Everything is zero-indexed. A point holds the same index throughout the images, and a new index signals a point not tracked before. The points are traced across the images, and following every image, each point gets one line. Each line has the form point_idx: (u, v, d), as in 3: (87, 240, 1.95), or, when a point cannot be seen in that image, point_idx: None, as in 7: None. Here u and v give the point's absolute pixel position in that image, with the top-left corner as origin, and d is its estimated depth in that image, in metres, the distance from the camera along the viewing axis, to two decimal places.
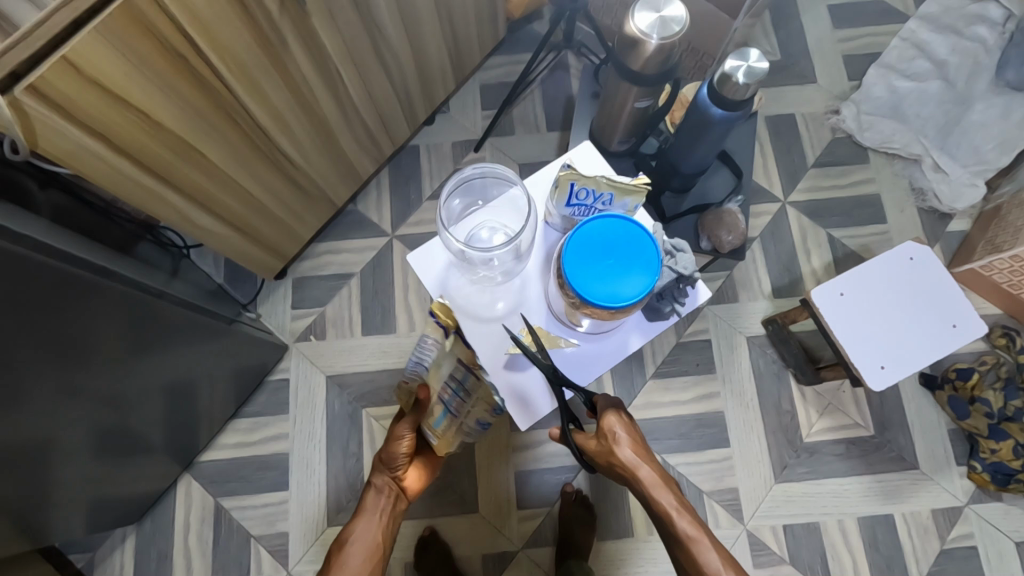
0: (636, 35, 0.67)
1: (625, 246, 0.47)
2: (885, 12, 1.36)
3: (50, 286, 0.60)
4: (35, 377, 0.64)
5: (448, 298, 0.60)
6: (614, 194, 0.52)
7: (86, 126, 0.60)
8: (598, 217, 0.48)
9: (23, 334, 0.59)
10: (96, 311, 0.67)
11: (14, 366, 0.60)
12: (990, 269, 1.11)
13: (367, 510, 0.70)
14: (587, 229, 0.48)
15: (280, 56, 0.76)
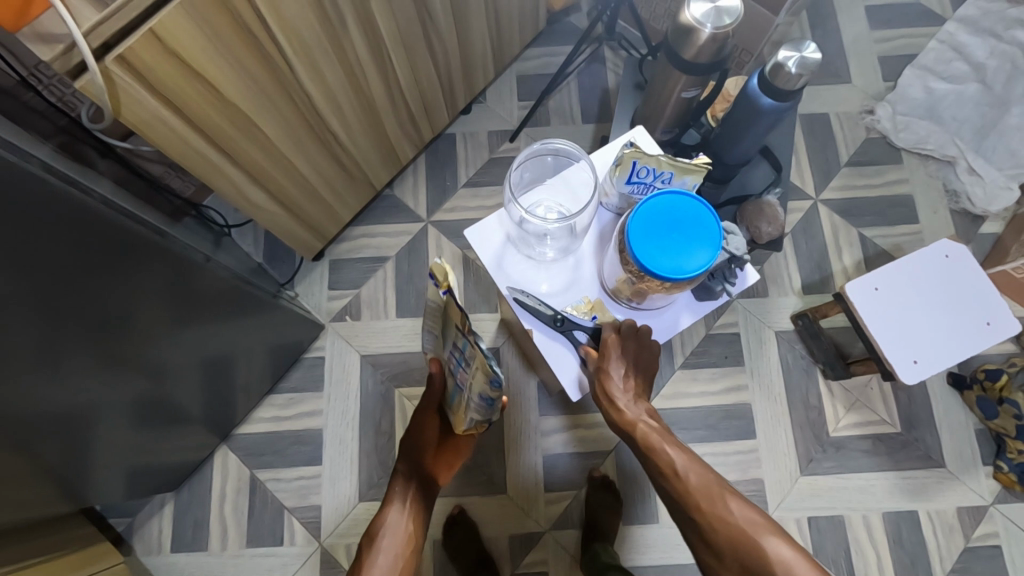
0: (690, 23, 0.68)
1: (690, 221, 0.49)
2: (923, 13, 1.36)
3: (117, 252, 0.62)
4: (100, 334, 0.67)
5: (504, 276, 0.62)
6: (674, 173, 0.54)
7: (161, 97, 0.63)
8: (662, 193, 0.51)
9: (89, 296, 0.61)
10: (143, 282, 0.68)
11: (81, 325, 0.63)
12: (1023, 271, 1.11)
13: (394, 499, 0.71)
14: (652, 204, 0.50)
15: (339, 37, 0.78)
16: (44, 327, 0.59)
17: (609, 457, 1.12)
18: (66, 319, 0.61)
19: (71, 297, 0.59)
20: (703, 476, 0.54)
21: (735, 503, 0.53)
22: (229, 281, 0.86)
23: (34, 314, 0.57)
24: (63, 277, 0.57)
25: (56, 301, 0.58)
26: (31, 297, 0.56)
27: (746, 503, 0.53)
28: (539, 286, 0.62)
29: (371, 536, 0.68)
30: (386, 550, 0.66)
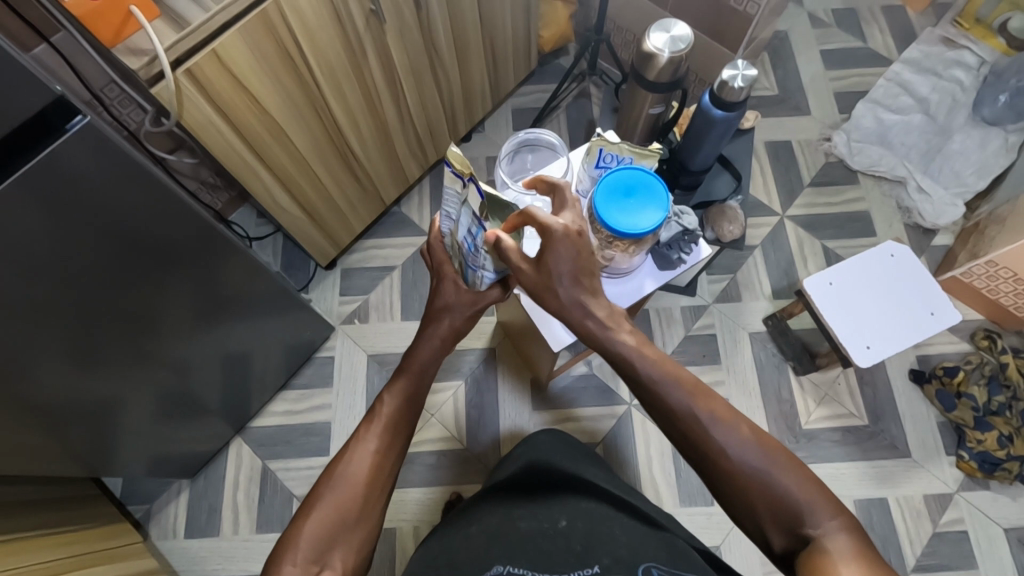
0: (652, 50, 0.83)
1: (642, 190, 0.62)
2: (872, 56, 1.54)
3: (159, 246, 0.73)
4: (150, 301, 0.77)
5: None
6: (631, 159, 0.67)
7: (215, 104, 0.76)
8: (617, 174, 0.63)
9: (137, 273, 0.72)
10: (176, 275, 0.78)
11: (130, 297, 0.73)
12: (969, 276, 1.23)
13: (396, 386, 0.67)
14: (609, 183, 0.62)
15: (360, 64, 0.93)
16: (110, 289, 0.70)
17: (598, 447, 1.19)
18: (126, 282, 0.71)
19: (132, 260, 0.70)
20: (652, 360, 0.61)
21: (680, 381, 0.60)
22: (256, 285, 0.97)
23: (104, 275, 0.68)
24: (131, 241, 0.68)
25: (121, 262, 0.69)
26: (103, 257, 0.66)
27: (688, 377, 0.60)
28: None
29: (363, 423, 0.64)
30: (372, 442, 0.63)
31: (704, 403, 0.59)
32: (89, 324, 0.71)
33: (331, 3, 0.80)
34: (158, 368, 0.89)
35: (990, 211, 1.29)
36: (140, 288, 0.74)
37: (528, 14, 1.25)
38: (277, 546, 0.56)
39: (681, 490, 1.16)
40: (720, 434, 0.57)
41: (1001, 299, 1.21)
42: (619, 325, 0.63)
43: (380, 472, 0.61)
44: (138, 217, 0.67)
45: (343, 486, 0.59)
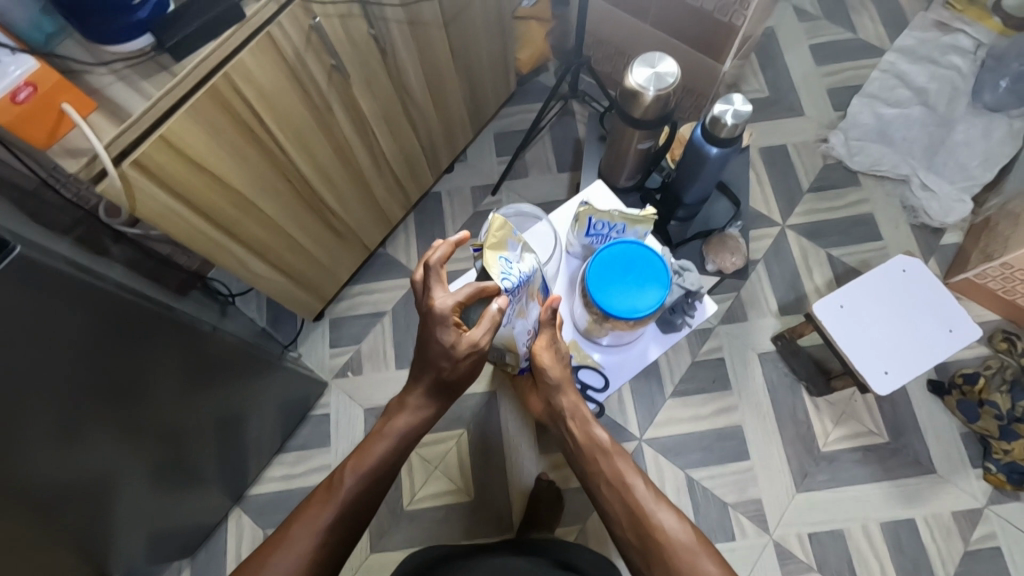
0: (635, 87, 0.77)
1: (641, 266, 0.57)
2: (864, 47, 1.47)
3: (131, 323, 0.67)
4: (145, 380, 0.73)
5: None
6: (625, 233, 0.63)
7: (171, 190, 0.70)
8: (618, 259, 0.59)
9: (108, 355, 0.65)
10: (153, 349, 0.72)
11: (108, 376, 0.66)
12: (983, 277, 1.18)
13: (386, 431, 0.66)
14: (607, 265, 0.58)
15: (327, 120, 0.87)
16: (99, 385, 0.66)
17: None
18: (102, 365, 0.65)
19: (104, 342, 0.64)
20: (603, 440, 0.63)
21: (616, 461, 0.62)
22: (234, 343, 0.92)
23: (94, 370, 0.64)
24: (103, 316, 0.62)
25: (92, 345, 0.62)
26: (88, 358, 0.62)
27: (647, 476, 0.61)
28: None
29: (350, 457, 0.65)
30: (319, 520, 0.61)
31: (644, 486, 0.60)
32: (77, 429, 0.66)
33: (288, 66, 0.74)
34: (166, 440, 0.86)
35: (999, 205, 1.23)
36: (130, 373, 0.70)
37: (503, 38, 1.19)
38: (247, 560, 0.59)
39: (701, 526, 1.12)
40: (666, 523, 0.58)
41: (1018, 300, 1.16)
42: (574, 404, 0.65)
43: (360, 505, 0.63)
44: (102, 296, 0.61)
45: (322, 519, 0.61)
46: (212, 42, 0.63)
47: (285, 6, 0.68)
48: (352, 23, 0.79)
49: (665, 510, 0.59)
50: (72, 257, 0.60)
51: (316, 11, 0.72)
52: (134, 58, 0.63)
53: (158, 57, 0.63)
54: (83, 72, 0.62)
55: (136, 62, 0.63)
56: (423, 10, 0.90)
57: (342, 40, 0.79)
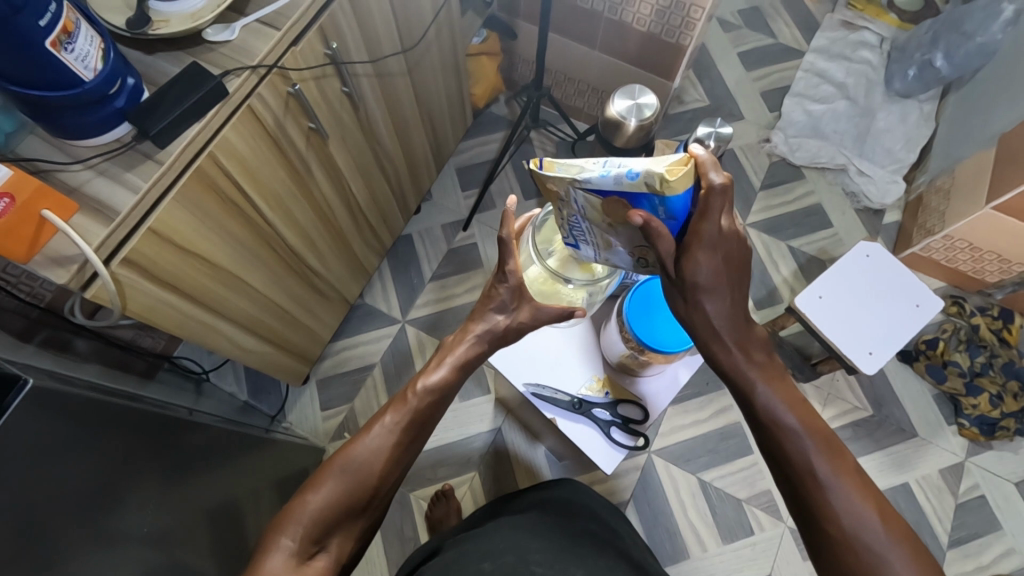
0: (617, 118, 0.80)
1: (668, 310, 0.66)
2: (785, 50, 1.58)
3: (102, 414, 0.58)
4: (139, 465, 0.62)
5: (530, 384, 0.76)
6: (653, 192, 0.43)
7: (161, 282, 0.65)
8: (681, 190, 0.42)
9: (87, 448, 0.54)
10: (136, 433, 0.63)
11: (105, 458, 0.56)
12: (928, 250, 1.29)
13: (434, 374, 0.60)
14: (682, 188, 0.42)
15: (306, 183, 0.84)
16: (90, 474, 0.54)
17: (630, 505, 1.16)
18: (84, 450, 0.54)
19: (78, 435, 0.54)
20: (817, 438, 0.50)
21: (838, 465, 0.49)
22: (215, 425, 0.84)
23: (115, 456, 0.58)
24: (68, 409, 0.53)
25: (64, 447, 0.52)
26: (120, 447, 0.59)
27: (844, 459, 0.50)
28: (554, 378, 0.76)
29: (388, 407, 0.59)
30: (331, 496, 0.53)
31: (872, 507, 0.48)
32: (121, 550, 0.58)
33: (269, 135, 0.71)
34: (220, 521, 0.80)
35: (928, 182, 1.35)
36: (125, 455, 0.60)
37: (458, 76, 1.19)
38: (280, 513, 0.52)
39: (721, 527, 1.14)
40: (854, 516, 0.48)
41: (961, 266, 1.28)
42: (772, 380, 0.52)
43: (396, 464, 0.57)
44: (60, 395, 0.52)
45: (354, 475, 0.54)
46: (195, 123, 0.60)
47: (264, 76, 0.66)
48: (326, 84, 0.77)
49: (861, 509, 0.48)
50: (38, 368, 0.54)
51: (293, 77, 0.70)
52: (111, 149, 0.59)
53: (139, 145, 0.59)
54: (55, 171, 0.58)
55: (115, 153, 0.59)
56: (389, 61, 0.89)
57: (318, 101, 0.77)
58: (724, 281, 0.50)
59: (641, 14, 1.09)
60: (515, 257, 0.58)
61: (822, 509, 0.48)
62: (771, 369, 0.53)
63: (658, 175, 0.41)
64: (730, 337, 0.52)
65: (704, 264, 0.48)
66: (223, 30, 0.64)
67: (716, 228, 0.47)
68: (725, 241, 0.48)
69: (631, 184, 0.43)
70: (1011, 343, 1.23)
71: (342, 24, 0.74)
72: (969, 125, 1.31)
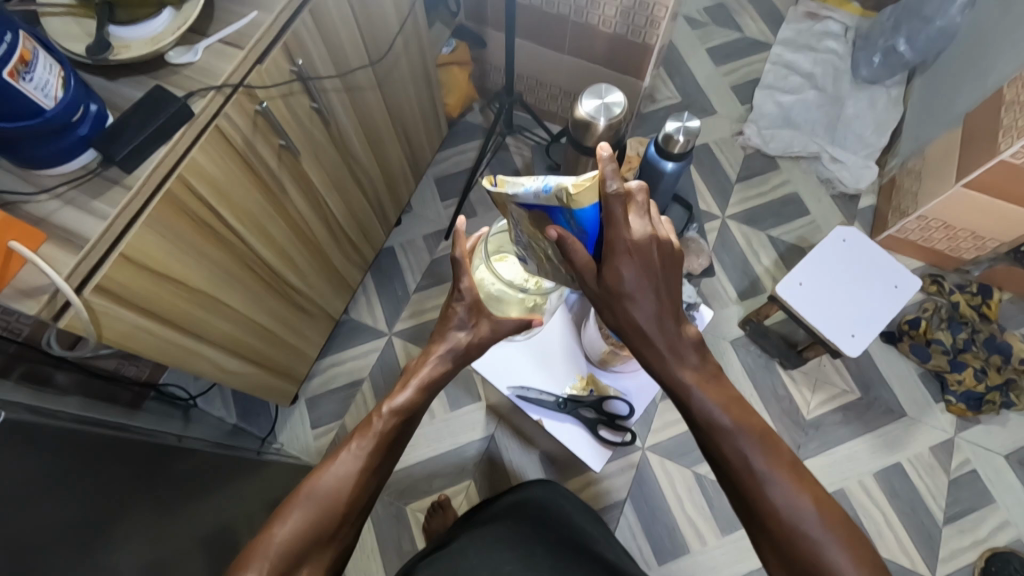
0: (585, 118, 0.81)
1: None
2: (753, 44, 1.60)
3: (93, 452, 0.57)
4: (126, 491, 0.61)
5: (510, 386, 0.76)
6: (563, 206, 0.45)
7: (137, 307, 0.65)
8: (586, 206, 0.44)
9: (72, 480, 0.53)
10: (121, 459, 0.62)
11: (92, 490, 0.56)
12: (904, 231, 1.31)
13: (398, 397, 0.61)
14: (587, 202, 0.44)
15: (280, 201, 0.84)
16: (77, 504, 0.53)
17: (628, 502, 1.16)
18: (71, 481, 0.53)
19: (65, 469, 0.53)
20: (752, 435, 0.50)
21: (774, 459, 0.50)
22: (201, 450, 0.83)
23: (103, 488, 0.57)
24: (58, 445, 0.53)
25: (49, 480, 0.51)
26: (108, 477, 0.59)
27: (780, 449, 0.50)
28: (538, 380, 0.76)
29: (353, 434, 0.59)
30: (295, 529, 0.51)
31: (808, 498, 0.48)
32: None
33: (239, 155, 0.71)
34: (215, 548, 0.79)
35: (900, 165, 1.37)
36: (112, 484, 0.59)
37: (431, 86, 1.19)
38: (245, 550, 0.50)
39: (719, 519, 1.15)
40: (794, 508, 0.48)
41: (936, 245, 1.30)
42: (705, 381, 0.52)
43: (365, 489, 0.56)
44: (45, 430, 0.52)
45: (322, 502, 0.53)
46: (162, 146, 0.60)
47: (230, 96, 0.66)
48: (295, 100, 0.78)
49: (800, 502, 0.48)
50: (26, 404, 0.54)
51: (259, 95, 0.70)
52: (77, 176, 0.59)
53: (105, 172, 0.59)
54: (21, 203, 0.57)
55: (81, 180, 0.59)
56: (357, 74, 0.89)
57: (287, 119, 0.77)
58: (649, 289, 0.49)
59: (606, 15, 1.10)
60: (469, 273, 0.62)
61: (763, 505, 0.48)
62: (706, 369, 0.53)
63: (564, 190, 0.43)
64: (660, 345, 0.52)
65: (626, 274, 0.47)
66: (185, 52, 0.65)
67: (626, 237, 0.46)
68: (640, 249, 0.47)
69: (547, 199, 0.46)
70: (991, 318, 1.25)
71: (307, 40, 0.75)
72: (936, 107, 1.34)
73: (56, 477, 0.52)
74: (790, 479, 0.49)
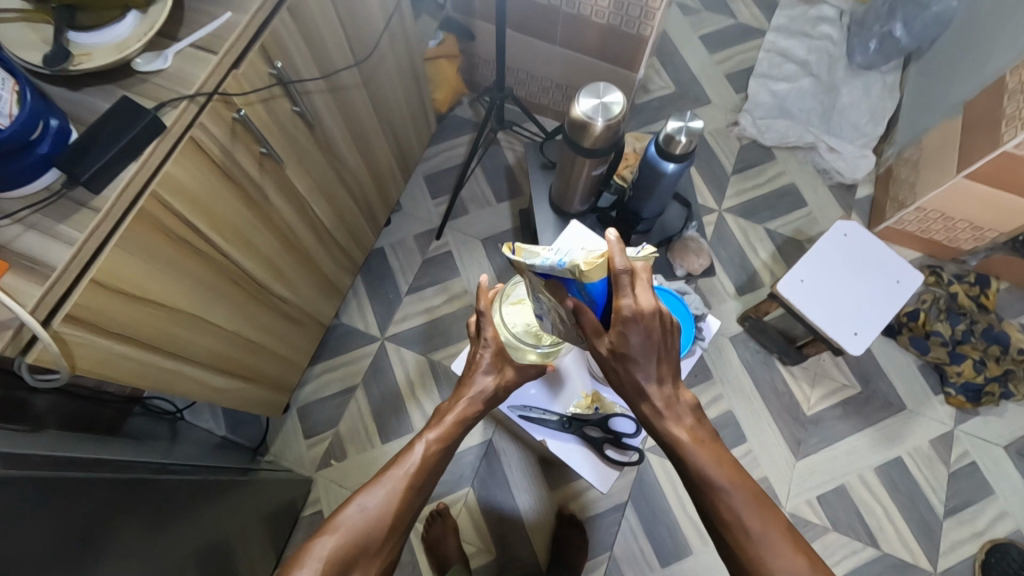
0: (583, 118, 0.77)
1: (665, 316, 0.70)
2: (747, 31, 1.56)
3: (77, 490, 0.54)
4: (116, 527, 0.58)
5: (511, 405, 0.74)
6: (575, 279, 0.48)
7: (114, 333, 0.61)
8: (596, 280, 0.47)
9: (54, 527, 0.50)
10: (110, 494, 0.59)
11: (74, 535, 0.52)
12: (902, 222, 1.29)
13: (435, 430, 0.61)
14: (598, 278, 0.47)
15: (264, 210, 0.79)
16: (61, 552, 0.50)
17: (630, 505, 1.14)
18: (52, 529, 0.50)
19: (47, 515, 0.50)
20: (744, 495, 0.53)
21: (766, 519, 0.53)
22: (187, 472, 0.80)
23: (85, 530, 0.54)
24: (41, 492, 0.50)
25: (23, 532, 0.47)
26: (91, 514, 0.55)
27: (770, 508, 0.54)
28: (540, 398, 0.74)
29: (392, 462, 0.59)
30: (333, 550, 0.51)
31: (797, 557, 0.51)
32: None
33: (217, 166, 0.67)
34: (209, 563, 0.77)
35: (897, 154, 1.35)
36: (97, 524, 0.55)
37: (418, 82, 1.14)
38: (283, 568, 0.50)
39: None
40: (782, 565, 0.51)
41: (934, 236, 1.28)
42: (702, 441, 0.55)
43: (408, 508, 0.56)
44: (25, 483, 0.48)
45: (366, 518, 0.54)
46: (132, 163, 0.56)
47: (204, 104, 0.62)
48: (275, 105, 0.73)
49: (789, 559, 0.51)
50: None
51: (237, 102, 0.66)
52: (40, 198, 0.54)
53: (71, 192, 0.55)
54: None
55: (45, 202, 0.54)
56: (341, 74, 0.85)
57: (268, 124, 0.73)
58: (655, 355, 0.50)
59: (599, 6, 1.05)
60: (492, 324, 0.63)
61: (754, 561, 0.52)
62: (706, 431, 0.56)
63: (576, 266, 0.46)
64: (660, 404, 0.53)
65: (633, 341, 0.48)
66: (153, 59, 0.60)
67: (633, 307, 0.46)
68: (647, 316, 0.46)
69: (561, 272, 0.49)
70: (989, 308, 1.24)
71: (286, 41, 0.70)
72: (933, 94, 1.31)
73: (34, 522, 0.48)
74: (779, 537, 0.52)
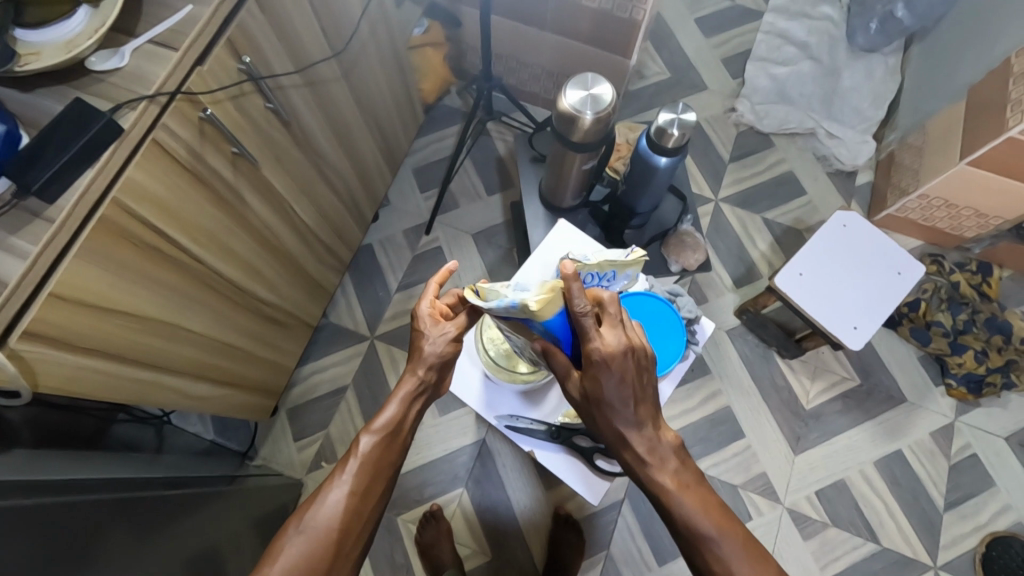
0: (571, 112, 0.74)
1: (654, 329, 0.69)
2: (744, 13, 1.51)
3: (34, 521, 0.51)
4: (98, 549, 0.56)
5: (498, 416, 0.73)
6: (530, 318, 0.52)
7: (81, 348, 0.58)
8: (549, 316, 0.51)
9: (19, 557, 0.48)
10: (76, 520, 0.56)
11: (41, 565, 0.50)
12: (904, 211, 1.26)
13: (381, 417, 0.58)
14: (551, 315, 0.51)
15: (240, 211, 0.76)
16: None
17: (626, 503, 1.12)
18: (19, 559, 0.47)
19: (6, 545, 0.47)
20: (736, 544, 0.52)
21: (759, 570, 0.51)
22: (169, 484, 0.77)
23: (57, 555, 0.52)
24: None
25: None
26: (59, 540, 0.53)
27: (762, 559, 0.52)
28: (529, 409, 0.74)
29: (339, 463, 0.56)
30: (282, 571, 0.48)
31: None
32: None
33: (186, 169, 0.63)
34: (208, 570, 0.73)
35: (899, 140, 1.31)
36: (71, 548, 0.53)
37: (402, 72, 1.10)
38: None
39: None
40: None
41: (937, 224, 1.25)
42: (688, 488, 0.53)
43: (357, 517, 0.53)
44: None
45: (312, 535, 0.51)
46: (88, 169, 0.53)
47: (167, 104, 0.58)
48: (246, 102, 0.69)
49: None
50: None
51: (203, 100, 0.62)
52: None
53: (23, 203, 0.51)
54: None
55: None
56: (318, 67, 0.81)
57: (239, 123, 0.69)
58: (629, 398, 0.52)
59: None
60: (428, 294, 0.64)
61: None
62: (691, 475, 0.54)
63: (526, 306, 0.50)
64: (642, 450, 0.53)
65: (605, 383, 0.51)
66: (110, 57, 0.56)
67: (602, 347, 0.50)
68: (615, 360, 0.50)
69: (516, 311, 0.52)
70: (991, 297, 1.21)
71: (256, 33, 0.66)
72: (937, 76, 1.27)
73: None
74: None
